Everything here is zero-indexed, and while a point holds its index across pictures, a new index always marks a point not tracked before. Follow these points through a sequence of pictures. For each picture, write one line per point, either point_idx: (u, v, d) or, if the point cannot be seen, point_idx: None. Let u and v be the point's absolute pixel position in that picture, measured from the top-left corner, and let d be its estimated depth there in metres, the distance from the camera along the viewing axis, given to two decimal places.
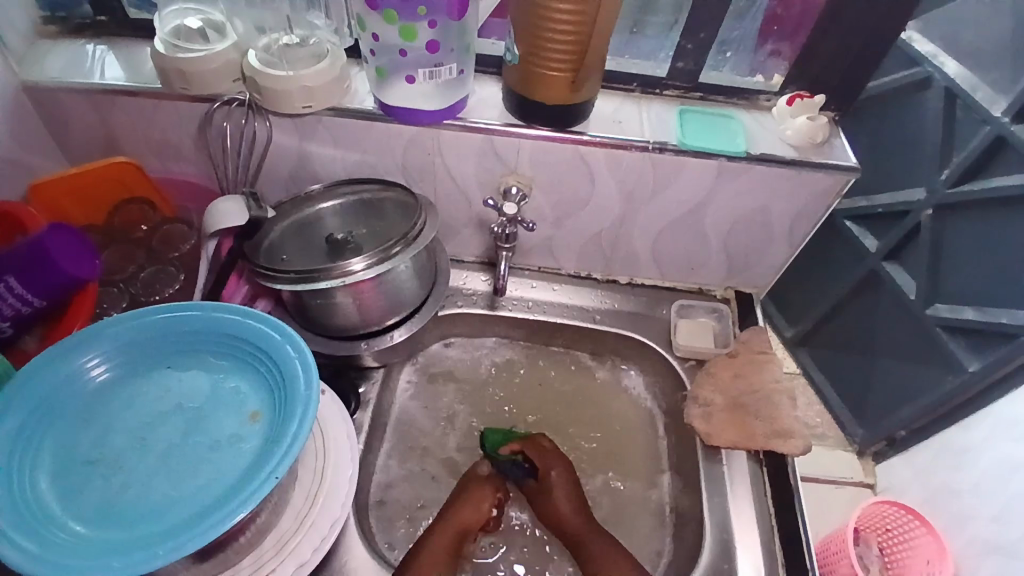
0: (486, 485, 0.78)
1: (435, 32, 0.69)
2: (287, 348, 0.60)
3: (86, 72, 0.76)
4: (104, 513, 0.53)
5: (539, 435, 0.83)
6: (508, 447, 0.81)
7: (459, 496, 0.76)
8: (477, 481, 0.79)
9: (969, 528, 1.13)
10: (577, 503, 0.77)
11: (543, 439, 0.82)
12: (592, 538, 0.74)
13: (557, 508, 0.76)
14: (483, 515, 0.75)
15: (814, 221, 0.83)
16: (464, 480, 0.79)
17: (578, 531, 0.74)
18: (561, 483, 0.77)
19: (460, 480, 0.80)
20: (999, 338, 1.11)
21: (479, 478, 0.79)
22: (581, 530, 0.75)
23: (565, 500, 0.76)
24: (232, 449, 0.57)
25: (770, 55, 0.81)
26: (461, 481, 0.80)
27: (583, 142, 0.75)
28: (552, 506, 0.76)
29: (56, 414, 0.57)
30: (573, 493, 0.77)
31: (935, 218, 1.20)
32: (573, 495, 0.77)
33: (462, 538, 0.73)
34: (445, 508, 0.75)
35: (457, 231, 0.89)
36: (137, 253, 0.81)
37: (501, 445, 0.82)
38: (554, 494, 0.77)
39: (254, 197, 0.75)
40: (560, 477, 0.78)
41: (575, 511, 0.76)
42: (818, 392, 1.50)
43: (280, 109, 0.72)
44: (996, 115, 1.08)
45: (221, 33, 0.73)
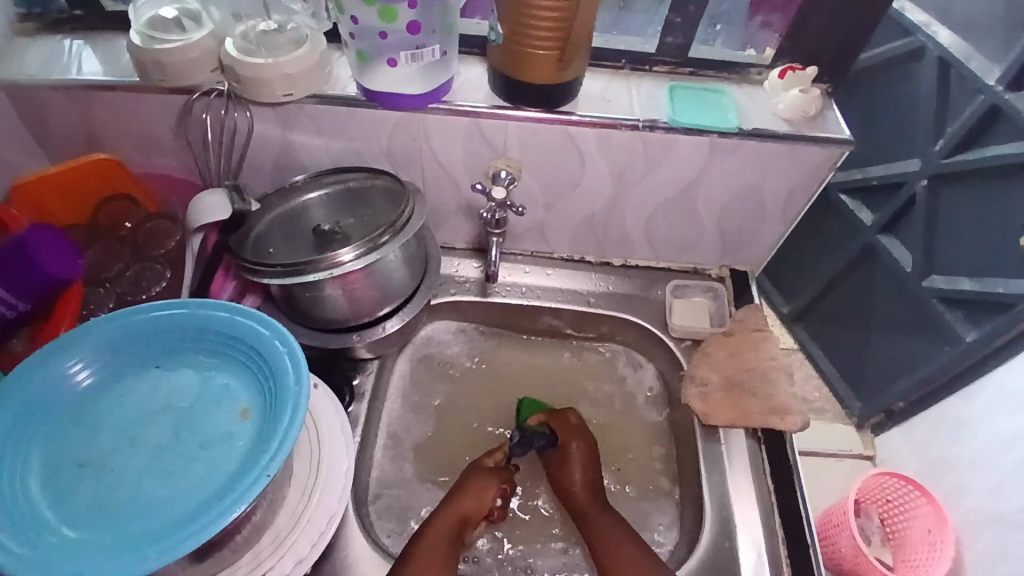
0: (489, 478, 0.77)
1: (415, 12, 0.67)
2: (276, 344, 0.59)
3: (63, 67, 0.74)
4: (95, 515, 0.52)
5: (567, 410, 0.85)
6: (535, 417, 0.84)
7: (460, 487, 0.76)
8: (481, 470, 0.78)
9: (968, 496, 1.13)
10: (590, 477, 0.78)
11: (570, 413, 0.84)
12: (596, 513, 0.74)
13: (568, 477, 0.78)
14: (484, 505, 0.75)
15: (808, 196, 0.81)
16: (468, 470, 0.79)
17: (582, 502, 0.76)
18: (579, 455, 0.79)
19: (465, 469, 0.80)
20: (997, 308, 1.10)
21: (486, 467, 0.79)
22: (587, 507, 0.75)
23: (579, 471, 0.78)
24: (224, 446, 0.56)
25: (761, 27, 0.80)
26: (466, 470, 0.80)
27: (572, 122, 0.74)
28: (564, 476, 0.79)
29: (43, 417, 0.56)
30: (588, 465, 0.79)
31: (930, 189, 1.19)
32: (587, 469, 0.79)
33: (463, 525, 0.72)
34: (445, 499, 0.75)
35: (446, 217, 0.88)
36: (122, 251, 0.80)
37: (529, 415, 0.85)
38: (568, 466, 0.79)
39: (237, 189, 0.73)
40: (580, 449, 0.80)
41: (586, 483, 0.77)
42: (815, 366, 1.50)
43: (260, 97, 0.71)
44: (990, 83, 1.07)
45: (197, 21, 0.71)
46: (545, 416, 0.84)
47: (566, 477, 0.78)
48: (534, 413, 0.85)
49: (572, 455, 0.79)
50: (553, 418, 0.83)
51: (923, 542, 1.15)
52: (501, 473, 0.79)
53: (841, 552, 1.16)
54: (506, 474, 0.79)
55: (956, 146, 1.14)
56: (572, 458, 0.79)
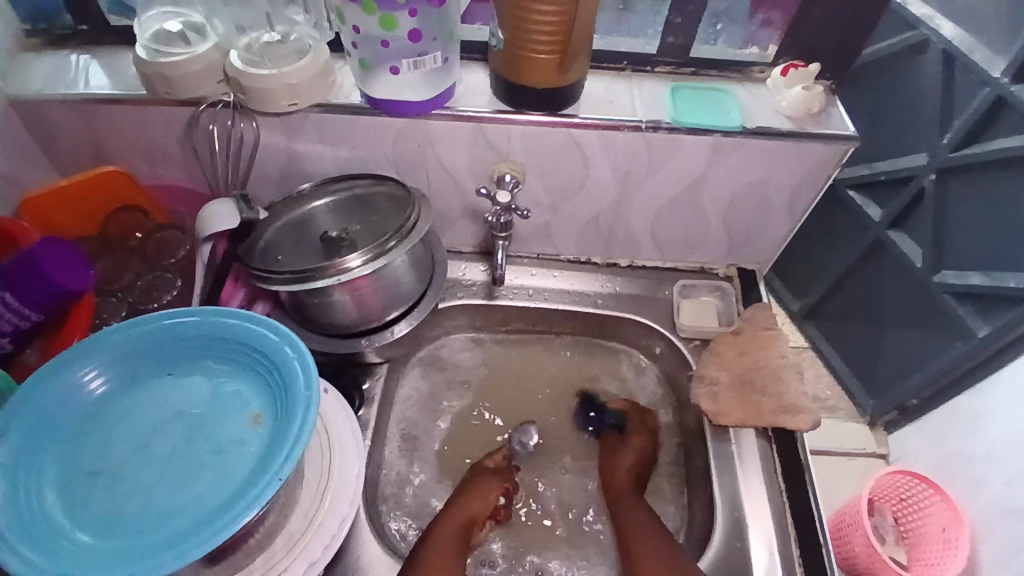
0: (491, 477, 0.78)
1: (416, 20, 0.68)
2: (285, 349, 0.59)
3: (70, 83, 0.76)
4: (110, 521, 0.53)
5: (647, 411, 0.87)
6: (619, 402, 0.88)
7: (465, 488, 0.77)
8: (483, 473, 0.79)
9: (984, 492, 1.12)
10: (638, 466, 0.80)
11: (649, 416, 0.87)
12: (626, 501, 0.77)
13: (616, 460, 0.81)
14: (489, 505, 0.76)
15: (814, 193, 0.82)
16: (471, 473, 0.80)
17: (617, 488, 0.79)
18: (639, 446, 0.82)
19: (466, 474, 0.81)
20: (1009, 302, 1.09)
21: (488, 468, 0.81)
22: (619, 486, 0.79)
23: (630, 458, 0.81)
24: (235, 452, 0.57)
25: (762, 25, 0.80)
26: (468, 474, 0.81)
27: (575, 125, 0.74)
28: (613, 458, 0.81)
29: (58, 426, 0.57)
30: (643, 457, 0.81)
31: (938, 183, 1.18)
32: (641, 460, 0.81)
33: (470, 525, 0.73)
34: (451, 501, 0.76)
35: (452, 222, 0.89)
36: (132, 261, 0.81)
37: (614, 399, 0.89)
38: (626, 447, 0.82)
39: (245, 198, 0.74)
40: (643, 442, 0.82)
41: (629, 470, 0.80)
42: (826, 363, 1.49)
43: (265, 108, 0.72)
44: (996, 76, 1.06)
45: (201, 34, 0.72)
46: (626, 405, 0.88)
47: (615, 459, 0.81)
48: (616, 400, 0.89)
49: (632, 442, 0.82)
50: (633, 408, 0.87)
51: (938, 541, 1.14)
52: (502, 471, 0.80)
53: (855, 551, 1.15)
54: (509, 473, 0.81)
55: (963, 140, 1.13)
56: (632, 444, 0.82)
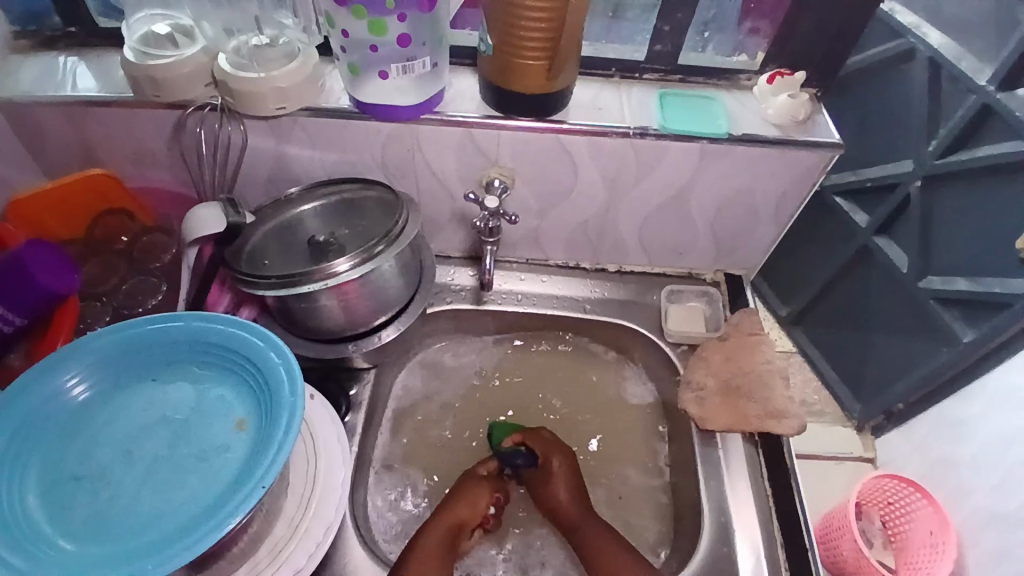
0: (482, 484, 0.77)
1: (406, 25, 0.68)
2: (270, 354, 0.59)
3: (58, 84, 0.75)
4: (93, 528, 0.52)
5: (539, 429, 0.84)
6: (511, 438, 0.82)
7: (455, 492, 0.76)
8: (474, 479, 0.78)
9: (970, 497, 1.14)
10: (576, 490, 0.77)
11: (545, 432, 0.83)
12: (588, 522, 0.74)
13: (554, 495, 0.77)
14: (478, 512, 0.75)
15: (800, 200, 0.82)
16: (462, 479, 0.79)
17: (568, 510, 0.76)
18: (561, 472, 0.78)
19: (457, 480, 0.79)
20: (993, 308, 1.11)
21: (481, 477, 0.79)
22: (571, 514, 0.76)
23: (565, 487, 0.77)
24: (220, 458, 0.56)
25: (749, 33, 0.81)
26: (459, 479, 0.80)
27: (563, 130, 0.74)
28: (549, 491, 0.77)
29: (41, 432, 0.56)
30: (572, 481, 0.78)
31: (924, 190, 1.20)
32: (573, 485, 0.78)
33: (457, 534, 0.73)
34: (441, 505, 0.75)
35: (440, 227, 0.89)
36: (119, 264, 0.80)
37: (504, 437, 0.83)
38: (553, 481, 0.78)
39: (232, 202, 0.74)
40: (562, 465, 0.79)
41: (574, 496, 0.77)
42: (814, 368, 1.50)
43: (252, 110, 0.71)
44: (981, 84, 1.07)
45: (190, 37, 0.72)
46: (520, 437, 0.82)
47: (550, 493, 0.77)
48: (509, 434, 0.83)
49: (554, 471, 0.78)
50: (529, 436, 0.82)
51: (926, 544, 1.16)
52: (494, 481, 0.79)
53: (843, 555, 1.15)
54: (500, 484, 0.80)
55: (949, 146, 1.14)
56: (554, 474, 0.78)
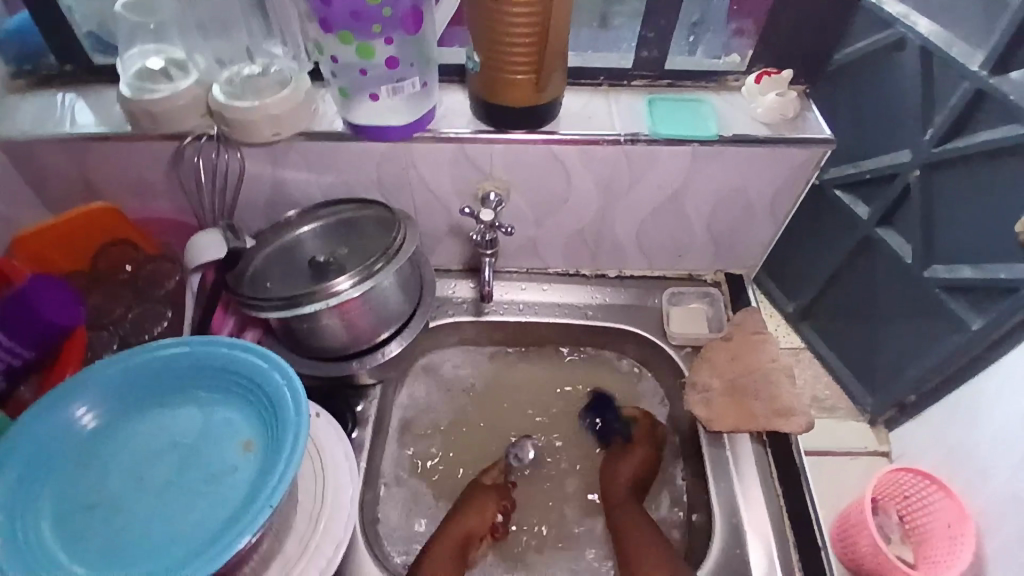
0: (489, 495, 0.78)
1: (393, 48, 0.69)
2: (274, 375, 0.60)
3: (57, 121, 0.77)
4: (107, 555, 0.53)
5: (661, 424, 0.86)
6: (631, 411, 0.87)
7: (462, 505, 0.77)
8: (482, 490, 0.79)
9: (988, 485, 1.12)
10: (636, 478, 0.81)
11: (658, 427, 0.85)
12: (625, 506, 0.78)
13: (617, 472, 0.81)
14: (486, 521, 0.76)
15: (794, 196, 0.83)
16: (469, 490, 0.80)
17: (616, 490, 0.80)
18: (640, 456, 0.82)
19: (465, 489, 0.81)
20: (1001, 293, 1.10)
21: (487, 485, 0.80)
22: (616, 498, 0.80)
23: (630, 469, 0.81)
24: (229, 480, 0.57)
25: (735, 34, 0.82)
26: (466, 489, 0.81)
27: (555, 141, 0.75)
28: (618, 465, 0.82)
29: (52, 463, 0.57)
30: (642, 470, 0.81)
31: (923, 178, 1.20)
32: (638, 474, 0.81)
33: (467, 545, 0.74)
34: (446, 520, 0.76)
35: (438, 241, 0.89)
36: (124, 294, 0.82)
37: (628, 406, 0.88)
38: (626, 460, 0.82)
39: (231, 227, 0.76)
40: (644, 455, 0.82)
41: (630, 480, 0.80)
42: (823, 363, 1.50)
43: (249, 139, 0.73)
44: (974, 69, 1.07)
45: (183, 69, 0.74)
46: (638, 415, 0.86)
47: (615, 468, 0.82)
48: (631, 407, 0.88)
49: (636, 452, 0.82)
50: (644, 418, 0.86)
51: (945, 536, 1.15)
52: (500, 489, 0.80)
53: (862, 551, 1.15)
54: (505, 491, 0.81)
55: (946, 134, 1.14)
56: (632, 455, 0.82)
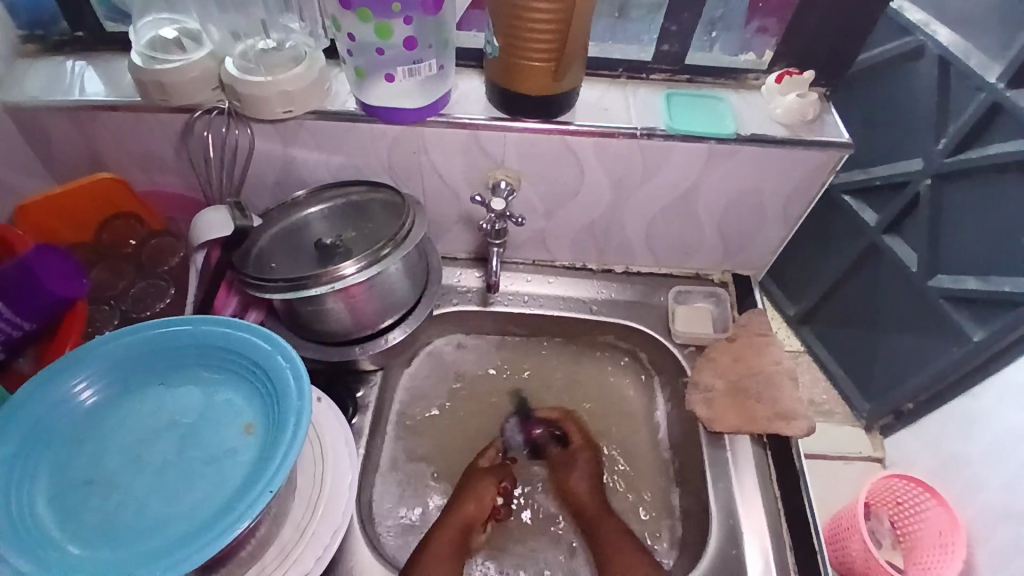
0: (485, 479, 0.77)
1: (411, 28, 0.67)
2: (277, 358, 0.59)
3: (66, 89, 0.75)
4: (104, 532, 0.53)
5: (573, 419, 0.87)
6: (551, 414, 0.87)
7: (458, 494, 0.76)
8: (480, 475, 0.78)
9: (981, 497, 1.13)
10: (594, 484, 0.79)
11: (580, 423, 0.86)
12: (600, 515, 0.76)
13: (571, 484, 0.79)
14: (484, 508, 0.75)
15: (807, 200, 0.82)
16: (465, 478, 0.79)
17: (582, 501, 0.78)
18: (584, 463, 0.81)
19: (461, 477, 0.80)
20: (1004, 307, 1.10)
21: (483, 471, 0.79)
22: (589, 507, 0.77)
23: (584, 479, 0.79)
24: (228, 461, 0.56)
25: (757, 32, 0.80)
26: (462, 476, 0.80)
27: (569, 132, 0.74)
28: (568, 475, 0.80)
29: (51, 437, 0.56)
30: (592, 473, 0.80)
31: (933, 188, 1.19)
32: (592, 479, 0.80)
33: (467, 533, 0.73)
34: (447, 507, 0.75)
35: (447, 228, 0.89)
36: (126, 269, 0.81)
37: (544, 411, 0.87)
38: (571, 471, 0.80)
39: (238, 206, 0.75)
40: (587, 459, 0.82)
41: (590, 489, 0.78)
42: (822, 368, 1.49)
43: (260, 115, 0.72)
44: (991, 81, 1.06)
45: (197, 41, 0.72)
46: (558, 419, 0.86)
47: (569, 479, 0.80)
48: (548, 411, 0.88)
49: (579, 460, 0.81)
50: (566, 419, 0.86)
51: (936, 544, 1.15)
52: (496, 470, 0.79)
53: (852, 555, 1.15)
54: (502, 472, 0.80)
55: (958, 145, 1.13)
56: (575, 462, 0.81)
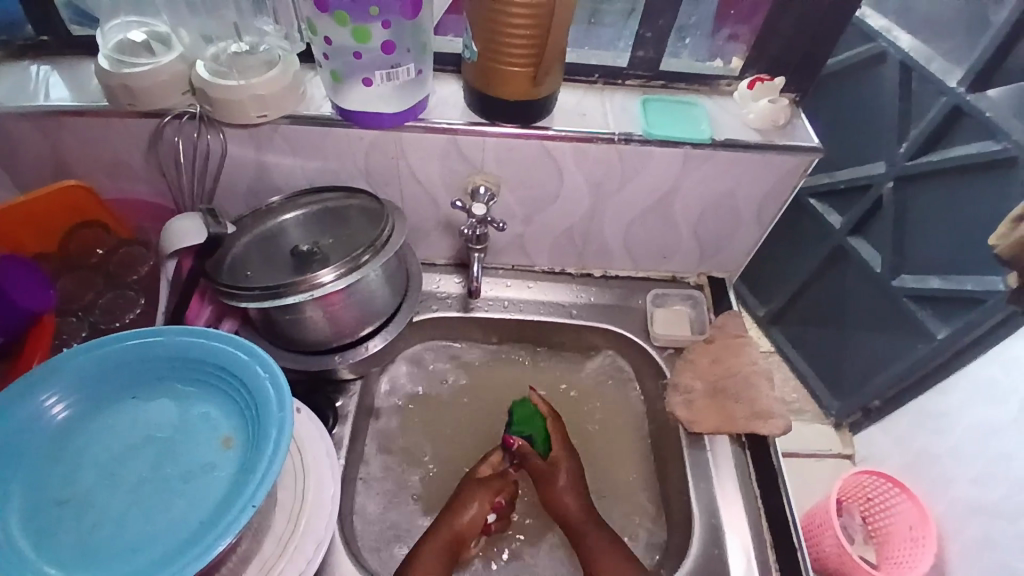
0: (482, 490, 0.76)
1: (389, 32, 0.67)
2: (256, 368, 0.58)
3: (29, 94, 0.73)
4: (77, 554, 0.50)
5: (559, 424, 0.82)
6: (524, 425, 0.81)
7: (454, 501, 0.75)
8: (476, 485, 0.77)
9: (950, 489, 1.16)
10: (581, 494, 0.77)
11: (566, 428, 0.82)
12: (589, 527, 0.74)
13: (559, 498, 0.76)
14: (478, 522, 0.74)
15: (781, 202, 0.83)
16: (463, 485, 0.77)
17: (571, 516, 0.75)
18: (568, 474, 0.78)
19: (460, 483, 0.78)
20: (967, 305, 1.14)
21: (481, 481, 0.77)
22: (577, 520, 0.74)
23: (570, 491, 0.76)
24: (207, 476, 0.55)
25: (729, 39, 0.82)
26: (462, 482, 0.78)
27: (548, 137, 0.74)
28: (554, 490, 0.76)
29: (17, 456, 0.54)
30: (578, 485, 0.77)
31: (896, 190, 1.23)
32: (579, 491, 0.77)
33: (457, 547, 0.72)
34: (441, 516, 0.74)
35: (426, 235, 0.88)
36: (94, 280, 0.77)
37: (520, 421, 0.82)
38: (557, 484, 0.77)
39: (211, 212, 0.72)
40: (569, 468, 0.78)
41: (577, 502, 0.76)
42: (793, 368, 1.52)
43: (232, 119, 0.70)
44: (951, 85, 1.10)
45: (167, 44, 0.70)
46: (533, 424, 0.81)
47: (558, 493, 0.76)
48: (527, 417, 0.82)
49: (561, 472, 0.77)
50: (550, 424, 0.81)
51: (907, 537, 1.18)
52: (495, 481, 0.77)
53: (826, 552, 1.17)
54: (503, 482, 0.78)
55: (921, 148, 1.17)
56: (560, 474, 0.77)
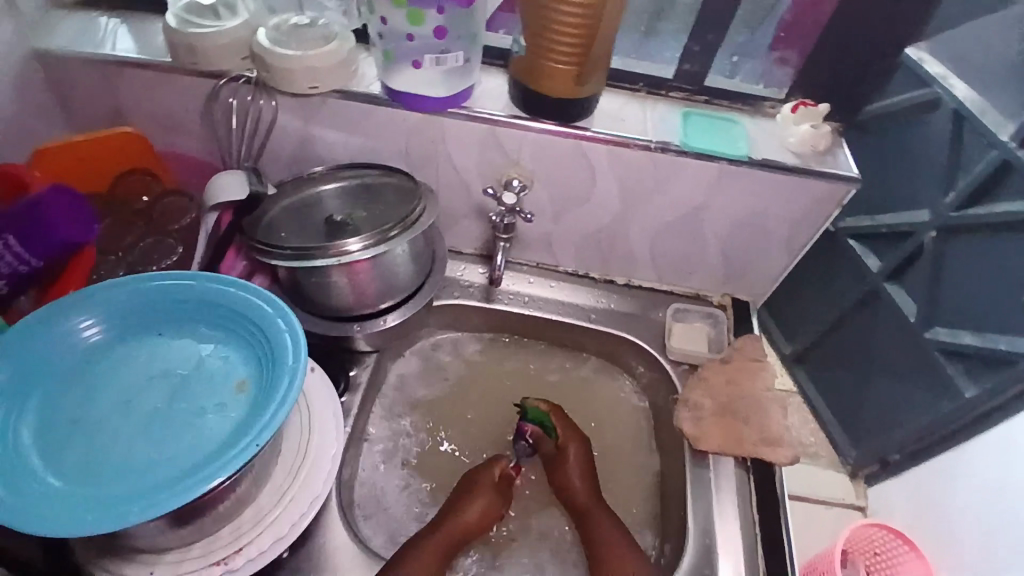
0: (491, 494, 0.74)
1: (443, 19, 0.70)
2: (278, 320, 0.60)
3: (97, 43, 0.77)
4: (84, 468, 0.53)
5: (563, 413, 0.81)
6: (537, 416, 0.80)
7: (462, 500, 0.72)
8: (487, 488, 0.74)
9: (961, 553, 1.12)
10: (589, 476, 0.76)
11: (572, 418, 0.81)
12: (594, 509, 0.73)
13: (566, 480, 0.76)
14: (485, 524, 0.73)
15: (812, 231, 0.83)
16: (474, 478, 0.75)
17: (579, 498, 0.75)
18: (575, 460, 0.76)
19: (468, 475, 0.76)
20: (998, 365, 1.10)
21: (494, 483, 0.75)
22: (585, 504, 0.74)
23: (578, 471, 0.76)
24: (216, 415, 0.57)
25: (777, 62, 0.82)
26: (470, 480, 0.75)
27: (586, 137, 0.76)
28: (562, 474, 0.76)
29: (46, 371, 0.57)
30: (586, 467, 0.76)
31: (938, 239, 1.20)
32: (586, 473, 0.76)
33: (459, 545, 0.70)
34: (445, 513, 0.72)
35: (456, 221, 0.90)
36: (136, 224, 0.81)
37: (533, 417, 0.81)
38: (567, 466, 0.76)
39: (255, 173, 0.77)
40: (579, 453, 0.77)
41: (585, 483, 0.75)
42: (813, 412, 1.49)
43: (286, 87, 0.73)
44: (1003, 138, 1.08)
45: (232, 10, 0.75)
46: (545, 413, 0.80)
47: (566, 477, 0.76)
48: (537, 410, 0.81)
49: (569, 458, 0.76)
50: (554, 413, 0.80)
51: None
52: (505, 491, 0.76)
53: None
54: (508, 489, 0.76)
55: (966, 199, 1.15)
56: (568, 458, 0.76)
